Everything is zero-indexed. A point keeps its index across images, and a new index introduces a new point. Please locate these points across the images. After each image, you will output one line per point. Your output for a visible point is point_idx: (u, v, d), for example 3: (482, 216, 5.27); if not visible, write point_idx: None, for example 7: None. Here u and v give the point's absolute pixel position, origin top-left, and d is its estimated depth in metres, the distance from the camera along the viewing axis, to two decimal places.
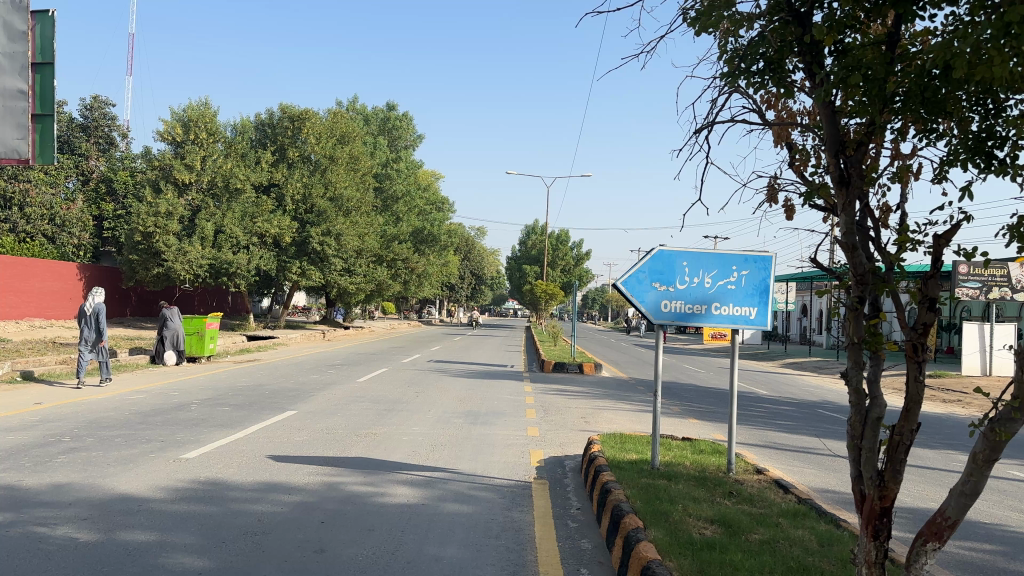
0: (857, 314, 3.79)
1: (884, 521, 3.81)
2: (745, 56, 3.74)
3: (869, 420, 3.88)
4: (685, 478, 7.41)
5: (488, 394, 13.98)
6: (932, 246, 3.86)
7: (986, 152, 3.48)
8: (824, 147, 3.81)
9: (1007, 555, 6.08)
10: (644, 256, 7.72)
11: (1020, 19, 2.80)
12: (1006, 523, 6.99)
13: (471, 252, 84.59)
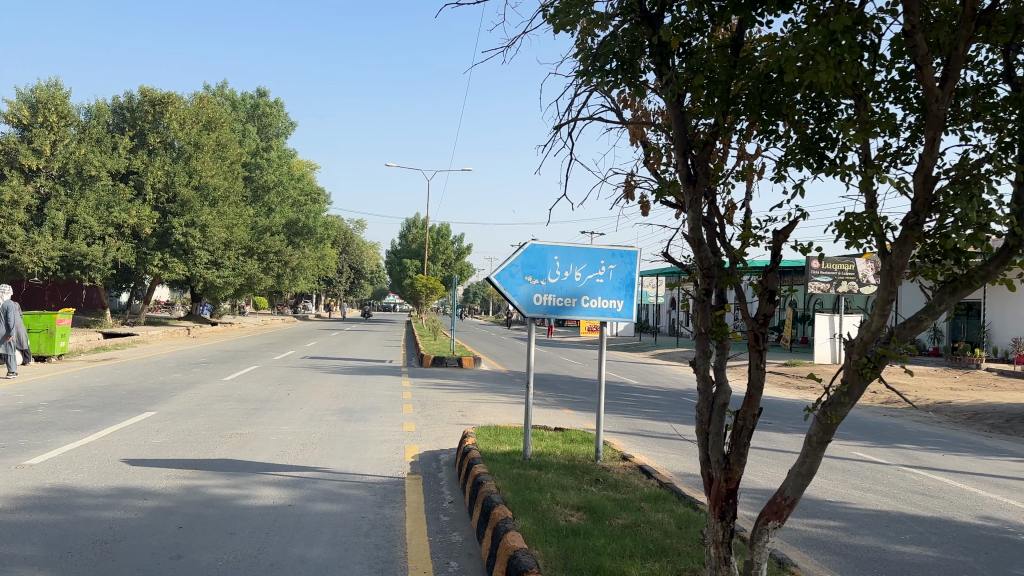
0: (704, 306, 4.02)
1: (729, 502, 4.03)
2: (599, 55, 3.82)
3: (716, 405, 4.10)
4: (555, 468, 7.55)
5: (363, 390, 13.77)
6: (772, 241, 4.10)
7: (818, 152, 3.71)
8: (673, 147, 3.97)
9: (846, 530, 6.55)
10: (516, 250, 7.78)
11: (843, 27, 2.97)
12: (848, 500, 7.51)
13: (349, 245, 83.16)
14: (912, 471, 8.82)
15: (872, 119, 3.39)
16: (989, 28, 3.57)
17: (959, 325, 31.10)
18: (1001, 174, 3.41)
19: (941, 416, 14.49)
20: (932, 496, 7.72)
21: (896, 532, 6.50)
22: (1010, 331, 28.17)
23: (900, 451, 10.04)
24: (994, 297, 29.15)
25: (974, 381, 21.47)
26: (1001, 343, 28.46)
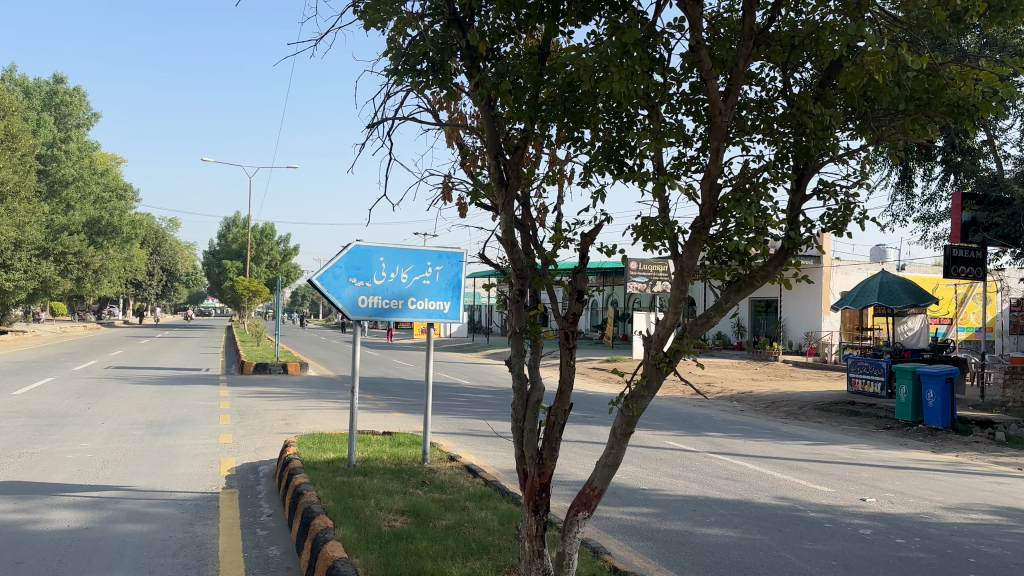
0: (518, 306, 4.10)
1: (543, 495, 4.15)
2: (410, 56, 3.78)
3: (530, 403, 4.19)
4: (380, 473, 7.44)
5: (176, 401, 12.92)
6: (580, 243, 4.26)
7: (618, 159, 3.91)
8: (486, 151, 4.00)
9: (659, 516, 6.93)
10: (340, 252, 7.57)
11: (633, 40, 3.12)
12: (661, 488, 7.96)
13: (163, 246, 77.99)
14: (718, 457, 9.50)
15: (666, 130, 3.60)
16: (767, 48, 3.90)
17: (759, 321, 33.99)
18: (778, 183, 3.72)
19: (743, 406, 15.74)
20: (735, 480, 8.34)
21: (702, 516, 6.97)
22: (802, 326, 31.12)
23: (707, 439, 10.79)
24: (789, 295, 32.10)
25: (772, 372, 23.54)
26: (795, 337, 31.39)
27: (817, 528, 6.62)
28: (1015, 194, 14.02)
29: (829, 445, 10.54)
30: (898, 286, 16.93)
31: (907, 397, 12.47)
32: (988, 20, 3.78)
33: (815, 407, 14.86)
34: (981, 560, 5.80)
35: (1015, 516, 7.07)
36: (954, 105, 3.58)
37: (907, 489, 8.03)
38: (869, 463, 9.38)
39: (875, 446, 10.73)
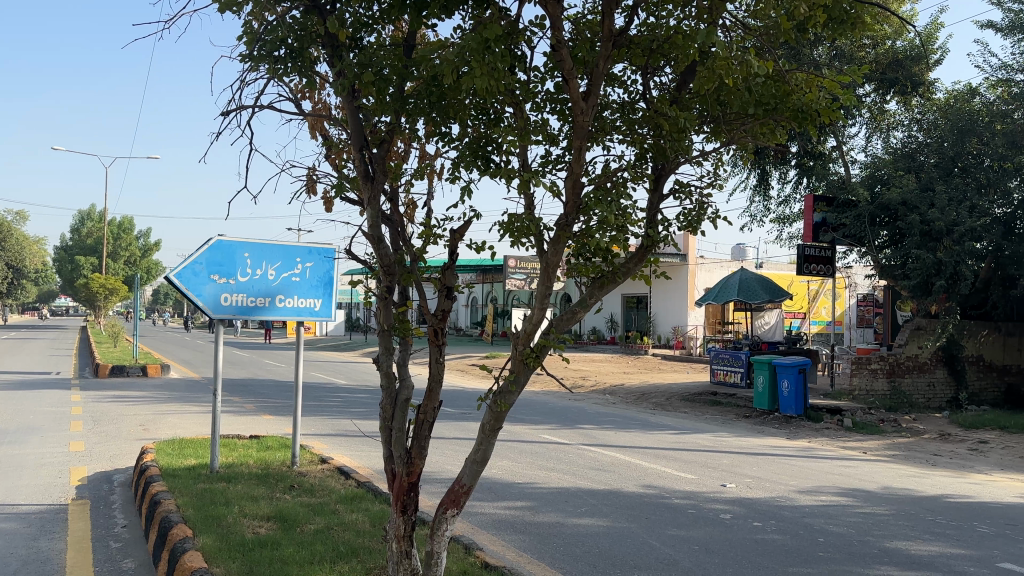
0: (386, 303, 4.02)
1: (411, 495, 4.09)
2: (269, 43, 3.64)
3: (398, 402, 4.10)
4: (246, 478, 7.14)
5: (20, 408, 11.92)
6: (449, 240, 4.23)
7: (484, 155, 3.88)
8: (350, 143, 3.89)
9: (532, 509, 7.01)
10: (201, 246, 7.20)
11: (494, 35, 3.11)
12: (535, 481, 8.06)
13: (6, 240, 71.91)
14: (590, 449, 9.73)
15: (530, 127, 3.64)
16: (628, 49, 4.00)
17: (631, 317, 35.13)
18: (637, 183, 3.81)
19: (615, 398, 16.21)
20: (606, 471, 8.56)
21: (574, 507, 7.10)
22: (670, 321, 32.42)
23: (580, 432, 11.03)
24: (656, 290, 33.36)
25: (643, 365, 24.39)
26: (663, 332, 32.67)
27: (682, 514, 6.89)
28: (862, 197, 15.14)
29: (694, 434, 11.02)
30: (756, 282, 17.91)
31: (765, 387, 13.19)
32: (830, 32, 4.04)
33: (681, 398, 15.51)
34: (828, 539, 6.22)
35: (858, 496, 7.63)
36: (798, 110, 3.81)
37: (764, 474, 8.51)
38: (730, 450, 9.87)
39: (736, 434, 11.31)
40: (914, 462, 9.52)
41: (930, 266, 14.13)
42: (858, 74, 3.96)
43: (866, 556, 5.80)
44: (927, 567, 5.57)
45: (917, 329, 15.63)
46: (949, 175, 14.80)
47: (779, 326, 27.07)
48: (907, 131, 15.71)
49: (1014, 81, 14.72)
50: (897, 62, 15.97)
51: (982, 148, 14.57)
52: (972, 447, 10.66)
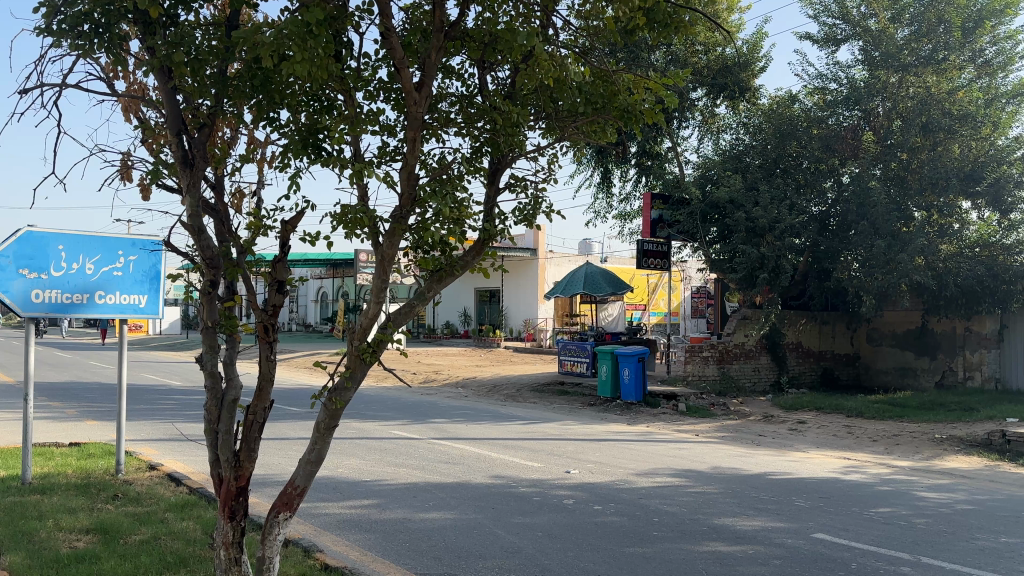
0: (210, 298, 3.80)
1: (240, 500, 3.90)
2: (70, 16, 3.38)
3: (225, 402, 3.89)
4: (63, 489, 6.59)
5: None
6: (280, 231, 4.06)
7: (315, 143, 3.75)
8: (166, 125, 3.65)
9: (378, 506, 6.90)
10: (7, 238, 6.58)
11: (315, 19, 3.01)
12: (383, 478, 7.94)
13: None
14: (440, 443, 9.73)
15: (361, 115, 3.55)
16: (462, 41, 4.01)
17: (484, 310, 35.53)
18: (472, 174, 3.79)
19: (467, 391, 16.31)
20: (454, 463, 8.58)
21: (421, 501, 7.05)
22: (521, 313, 33.03)
23: (430, 426, 11.01)
24: (507, 283, 33.85)
25: (495, 358, 24.71)
26: (515, 324, 33.25)
27: (527, 502, 7.02)
28: (695, 195, 16.02)
29: (541, 424, 11.27)
30: (601, 276, 18.54)
31: (608, 375, 13.70)
32: (655, 33, 4.21)
33: (530, 389, 15.82)
34: (663, 518, 6.53)
35: (690, 477, 8.07)
36: (624, 109, 3.97)
37: (605, 459, 8.83)
38: (574, 437, 10.18)
39: (580, 422, 11.68)
40: (741, 443, 10.21)
41: (754, 260, 15.19)
42: (683, 74, 4.17)
43: (696, 533, 6.14)
44: (751, 540, 5.96)
45: (744, 318, 16.65)
46: (772, 175, 15.94)
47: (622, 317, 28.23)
48: (736, 134, 16.74)
49: (828, 89, 16.09)
50: (726, 68, 17.01)
51: (800, 151, 15.83)
52: (791, 427, 11.57)
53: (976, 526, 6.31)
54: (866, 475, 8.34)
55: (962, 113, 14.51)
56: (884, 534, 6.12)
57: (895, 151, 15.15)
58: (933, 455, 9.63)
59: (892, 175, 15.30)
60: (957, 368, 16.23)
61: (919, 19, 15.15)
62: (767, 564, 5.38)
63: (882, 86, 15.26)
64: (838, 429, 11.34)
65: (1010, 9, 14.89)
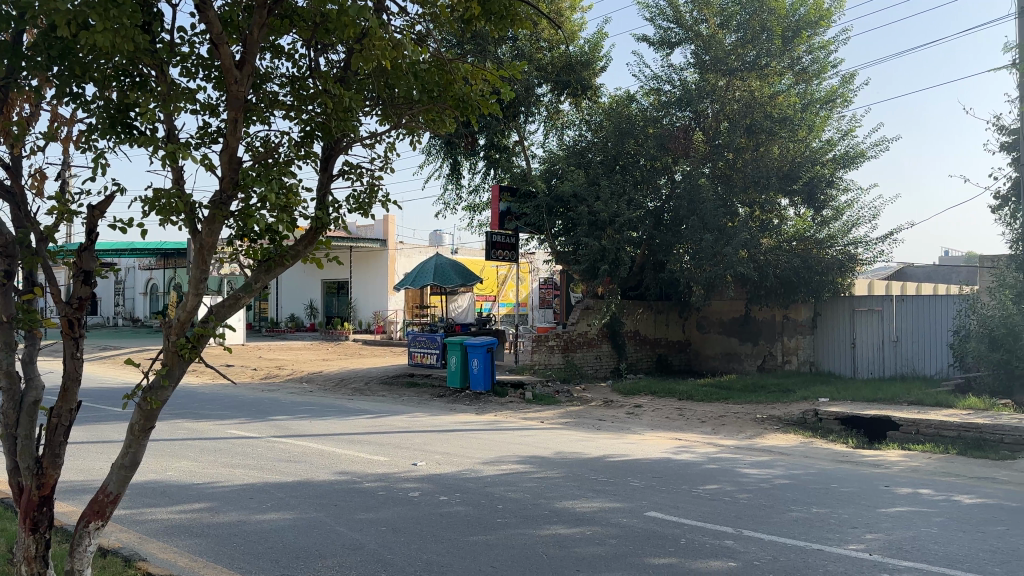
0: (5, 290, 3.46)
1: (43, 510, 3.59)
2: None
3: (24, 404, 3.55)
4: None
5: None
6: (86, 219, 3.76)
7: (125, 122, 3.53)
8: None
9: (211, 510, 6.56)
10: None
11: None
12: (217, 480, 7.56)
13: None
14: (280, 440, 9.39)
15: (174, 93, 3.40)
16: (293, 20, 3.94)
17: (331, 302, 34.78)
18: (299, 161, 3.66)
19: (311, 386, 15.88)
20: (296, 462, 8.30)
21: (258, 502, 6.77)
22: (370, 305, 32.52)
23: (270, 423, 10.61)
24: (355, 274, 33.18)
25: (342, 351, 24.20)
26: (364, 316, 32.75)
27: (371, 497, 6.91)
28: (540, 189, 16.39)
29: (388, 417, 11.14)
30: (450, 267, 18.57)
31: (456, 366, 13.73)
32: (492, 25, 4.29)
33: (378, 382, 15.61)
34: (507, 505, 6.63)
35: (534, 463, 8.26)
36: (459, 99, 4.05)
37: (451, 449, 8.86)
38: (421, 429, 10.14)
39: (428, 413, 11.66)
40: (583, 428, 10.55)
41: (596, 252, 15.78)
42: (518, 66, 4.31)
43: (538, 518, 6.28)
44: (589, 522, 6.17)
45: (587, 308, 17.25)
46: (611, 171, 16.60)
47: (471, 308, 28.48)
48: (579, 130, 17.20)
49: (662, 90, 16.86)
50: (570, 66, 17.50)
51: (638, 149, 16.50)
52: (629, 411, 12.11)
53: (791, 499, 6.86)
54: (696, 455, 8.86)
55: (781, 117, 15.78)
56: (711, 509, 6.52)
57: (722, 151, 16.13)
58: (754, 434, 10.39)
59: (719, 174, 16.29)
60: (777, 352, 17.53)
61: (744, 27, 16.19)
62: (604, 544, 5.59)
63: (712, 89, 16.24)
64: (671, 411, 11.98)
65: (823, 21, 16.25)
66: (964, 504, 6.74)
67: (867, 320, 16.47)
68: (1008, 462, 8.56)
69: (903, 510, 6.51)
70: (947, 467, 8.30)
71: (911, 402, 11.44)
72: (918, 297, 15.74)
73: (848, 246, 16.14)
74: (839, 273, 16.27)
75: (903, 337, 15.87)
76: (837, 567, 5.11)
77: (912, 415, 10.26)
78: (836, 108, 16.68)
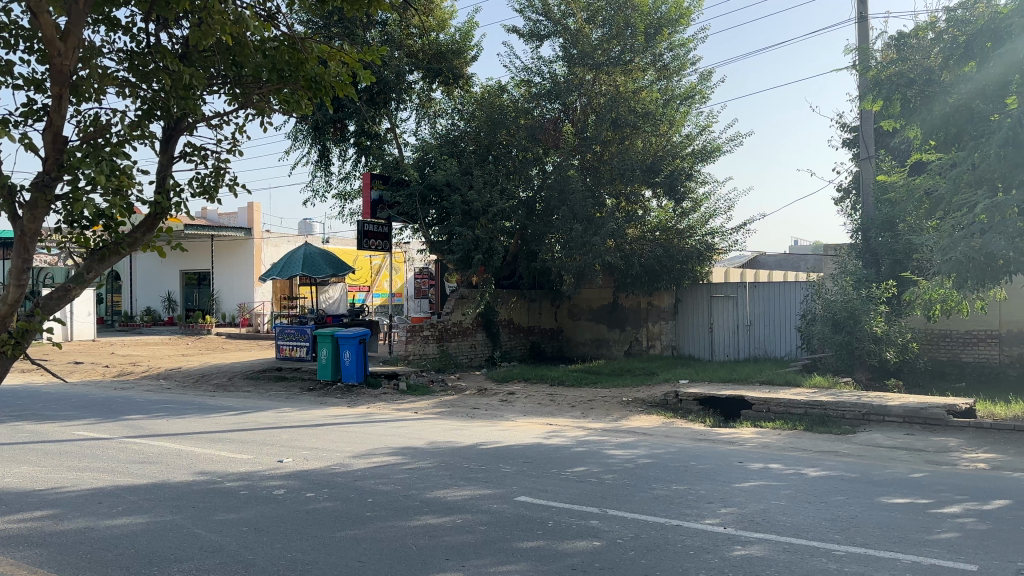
0: None
1: None
2: None
3: None
4: None
5: None
6: None
7: None
8: None
9: (54, 518, 6.11)
10: None
11: None
12: (61, 485, 7.05)
13: None
14: (134, 441, 8.87)
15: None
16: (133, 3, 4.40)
17: (191, 294, 33.24)
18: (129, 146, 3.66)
19: (169, 383, 15.12)
20: (150, 463, 7.87)
21: (108, 507, 6.36)
22: (235, 297, 31.30)
23: (123, 423, 10.01)
24: (220, 264, 31.76)
25: (204, 346, 23.14)
26: (228, 309, 31.49)
27: (233, 497, 6.64)
28: (414, 177, 16.19)
29: (254, 413, 10.74)
30: (320, 257, 18.14)
31: (327, 359, 13.44)
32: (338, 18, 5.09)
33: (244, 377, 15.06)
34: (376, 499, 6.53)
35: (406, 454, 8.20)
36: (313, 80, 4.86)
37: (320, 444, 8.65)
38: (288, 425, 9.84)
39: (296, 408, 11.33)
40: (456, 417, 10.56)
41: (470, 242, 15.85)
42: (369, 59, 5.17)
43: (408, 509, 6.23)
44: (459, 510, 6.19)
45: (461, 297, 17.34)
46: (484, 161, 16.65)
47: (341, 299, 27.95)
48: (451, 120, 17.13)
49: (533, 82, 17.04)
50: (440, 54, 17.45)
51: (509, 139, 16.60)
52: (502, 399, 12.25)
53: (653, 477, 7.14)
54: (566, 439, 9.07)
55: (644, 112, 16.28)
56: (578, 491, 6.68)
57: (590, 143, 16.49)
58: (621, 416, 10.74)
59: (587, 165, 16.68)
60: (641, 337, 18.42)
61: (609, 22, 16.58)
62: (473, 532, 5.61)
63: (579, 82, 16.54)
64: (543, 397, 12.20)
65: (682, 19, 16.95)
66: (809, 476, 7.24)
67: (724, 306, 17.38)
68: (848, 436, 9.26)
69: (756, 484, 6.91)
70: (794, 443, 8.89)
71: (763, 382, 12.20)
72: (769, 284, 16.72)
73: (706, 236, 17.19)
74: (698, 262, 17.17)
75: (755, 321, 16.82)
76: (694, 541, 5.35)
77: (764, 394, 10.93)
78: (694, 104, 17.46)
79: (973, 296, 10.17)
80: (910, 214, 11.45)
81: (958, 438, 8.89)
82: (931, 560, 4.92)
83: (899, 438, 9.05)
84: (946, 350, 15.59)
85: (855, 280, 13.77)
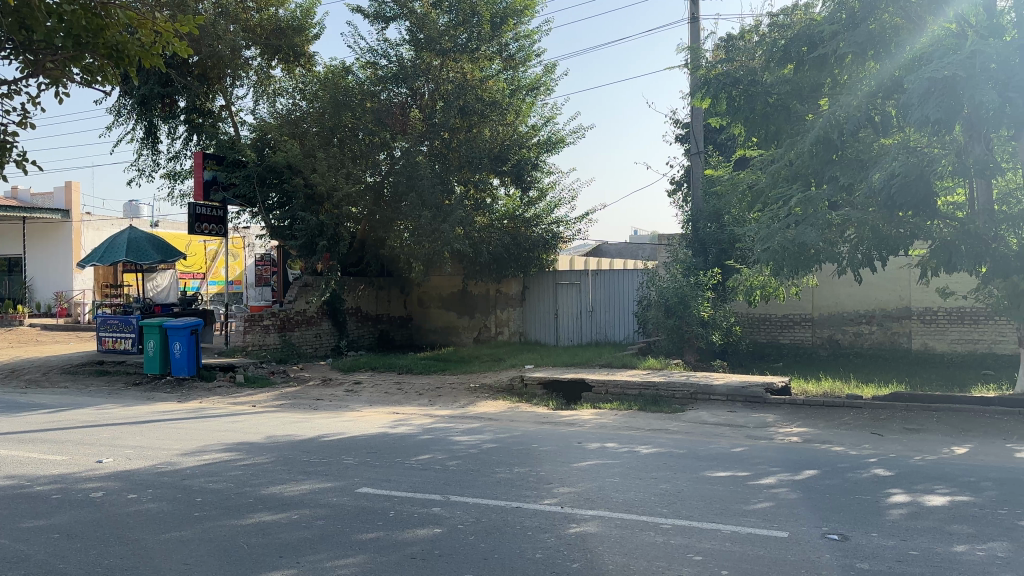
0: None
1: None
2: None
3: None
4: None
5: None
6: None
7: None
8: None
9: None
10: None
11: None
12: None
13: None
14: None
15: None
16: None
17: None
18: None
19: None
20: None
21: None
22: (53, 285, 28.84)
23: None
24: (35, 249, 29.18)
25: (15, 338, 21.15)
26: (44, 298, 28.96)
27: (43, 502, 6.11)
28: (250, 157, 15.67)
29: (72, 411, 9.93)
30: (147, 242, 17.02)
31: (155, 351, 12.64)
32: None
33: (62, 372, 13.92)
34: (206, 498, 6.21)
35: (242, 450, 7.85)
36: (114, 48, 5.23)
37: (147, 442, 8.13)
38: (112, 422, 9.18)
39: (121, 404, 10.59)
40: (298, 409, 10.24)
41: (314, 227, 15.60)
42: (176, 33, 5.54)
43: (241, 507, 5.97)
44: (296, 505, 6.00)
45: (305, 286, 16.84)
46: (328, 144, 16.16)
47: (175, 287, 26.36)
48: (292, 99, 16.47)
49: (379, 65, 16.74)
50: (280, 30, 16.78)
51: (354, 122, 16.15)
52: (347, 389, 12.01)
53: (496, 461, 7.24)
54: (410, 427, 9.02)
55: (491, 101, 16.41)
56: (420, 479, 6.66)
57: (438, 130, 16.34)
58: (466, 402, 10.82)
59: (434, 151, 16.50)
60: (490, 324, 18.67)
61: (455, 8, 16.64)
62: (310, 527, 5.45)
63: (426, 68, 16.42)
64: (389, 386, 12.07)
65: (527, 11, 17.13)
66: (642, 454, 7.60)
67: (568, 293, 17.83)
68: (678, 414, 9.81)
69: (592, 464, 7.16)
70: (630, 423, 9.29)
71: (602, 365, 12.69)
72: (609, 274, 17.49)
73: (552, 225, 17.80)
74: (544, 250, 17.63)
75: (597, 308, 17.50)
76: (531, 522, 5.47)
77: (602, 377, 11.36)
78: (540, 95, 17.79)
79: (787, 283, 11.16)
80: (736, 207, 12.13)
81: (774, 414, 9.63)
82: (747, 529, 5.28)
83: (722, 415, 9.68)
84: (766, 332, 16.84)
85: (686, 267, 14.55)
